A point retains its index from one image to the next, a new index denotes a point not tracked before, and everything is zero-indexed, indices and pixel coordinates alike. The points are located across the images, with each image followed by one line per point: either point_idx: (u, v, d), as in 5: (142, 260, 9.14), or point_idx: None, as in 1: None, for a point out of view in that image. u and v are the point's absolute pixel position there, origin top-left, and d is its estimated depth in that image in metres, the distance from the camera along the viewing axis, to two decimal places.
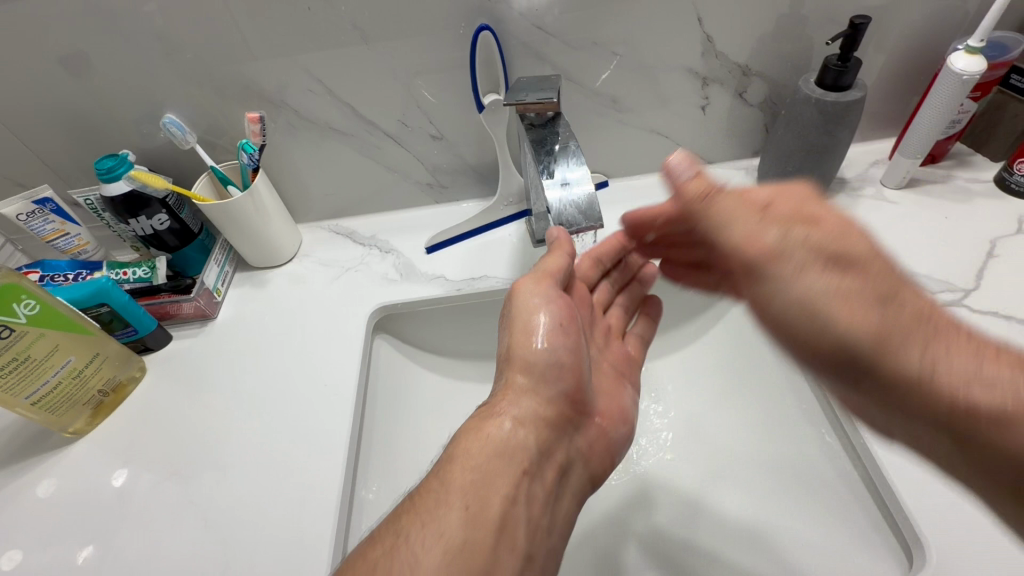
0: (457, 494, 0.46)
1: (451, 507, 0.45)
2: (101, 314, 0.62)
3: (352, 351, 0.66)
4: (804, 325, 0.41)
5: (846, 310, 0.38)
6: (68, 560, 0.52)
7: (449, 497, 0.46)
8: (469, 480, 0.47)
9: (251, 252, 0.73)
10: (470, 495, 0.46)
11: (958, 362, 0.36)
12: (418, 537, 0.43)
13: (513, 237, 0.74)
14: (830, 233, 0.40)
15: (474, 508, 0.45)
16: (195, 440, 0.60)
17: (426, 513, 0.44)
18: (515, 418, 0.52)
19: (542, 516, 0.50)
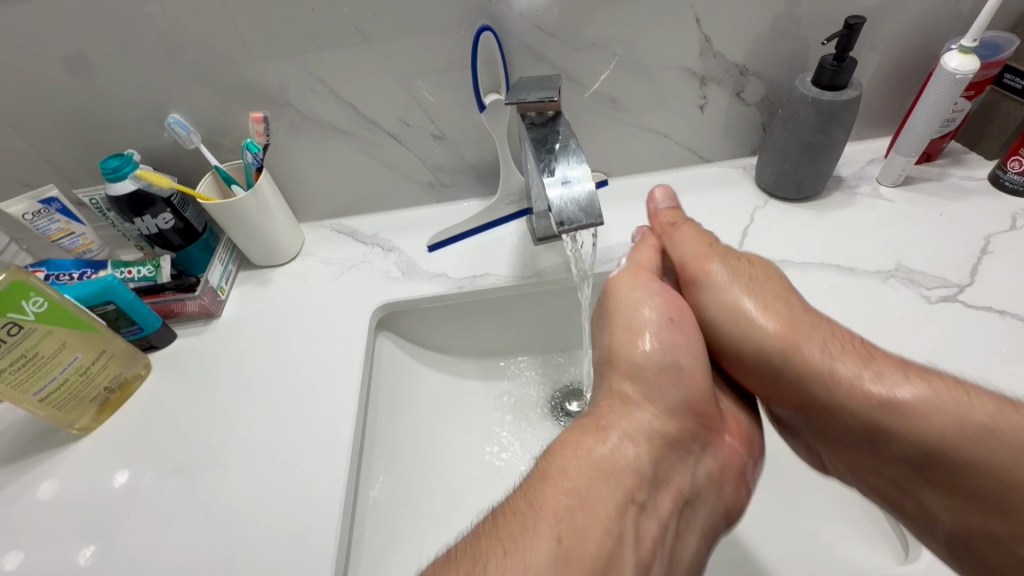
0: (547, 521, 0.44)
1: (541, 536, 0.43)
2: (107, 312, 0.62)
3: (355, 348, 0.67)
4: (729, 332, 0.53)
5: (830, 346, 0.49)
6: (75, 555, 0.53)
7: (542, 524, 0.44)
8: (563, 505, 0.45)
9: (254, 251, 0.74)
10: (562, 523, 0.44)
11: (931, 419, 0.45)
12: (498, 569, 0.41)
13: (514, 235, 0.75)
14: (773, 307, 0.52)
15: (570, 541, 0.43)
16: (200, 437, 0.61)
17: (511, 539, 0.43)
18: (623, 434, 0.49)
19: (653, 552, 0.46)
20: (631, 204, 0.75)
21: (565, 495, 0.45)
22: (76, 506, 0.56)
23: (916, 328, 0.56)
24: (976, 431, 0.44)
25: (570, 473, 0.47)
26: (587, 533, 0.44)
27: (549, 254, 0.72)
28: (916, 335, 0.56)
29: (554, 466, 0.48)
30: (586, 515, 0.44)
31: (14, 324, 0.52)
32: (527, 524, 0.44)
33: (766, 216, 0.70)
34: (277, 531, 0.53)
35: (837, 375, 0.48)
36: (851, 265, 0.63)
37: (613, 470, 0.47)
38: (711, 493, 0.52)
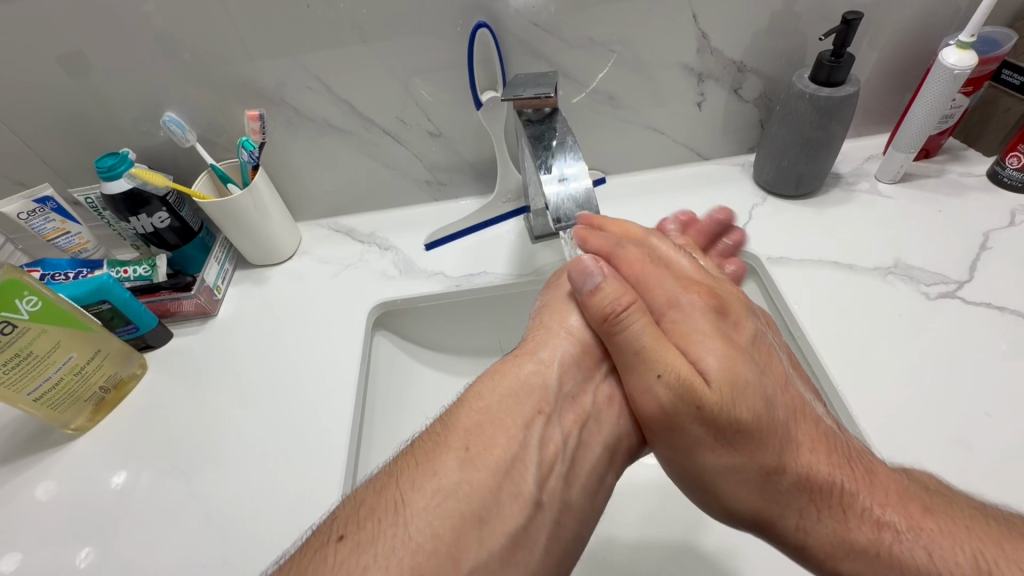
0: (458, 435, 0.45)
1: (450, 447, 0.44)
2: (102, 311, 0.62)
3: (352, 347, 0.66)
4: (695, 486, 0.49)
5: (736, 486, 0.45)
6: (70, 556, 0.53)
7: (456, 434, 0.45)
8: (474, 422, 0.46)
9: (251, 250, 0.74)
10: (471, 435, 0.45)
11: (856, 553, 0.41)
12: (411, 479, 0.42)
13: (512, 233, 0.74)
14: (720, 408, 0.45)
15: (478, 451, 0.44)
16: (196, 437, 0.60)
17: (423, 455, 0.44)
18: (542, 358, 0.52)
19: (560, 459, 0.47)
20: (629, 202, 0.75)
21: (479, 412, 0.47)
22: (71, 507, 0.56)
23: (914, 325, 0.56)
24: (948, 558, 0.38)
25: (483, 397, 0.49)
26: (494, 441, 0.45)
27: (547, 251, 0.71)
28: (915, 332, 0.56)
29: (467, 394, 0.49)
30: (492, 426, 0.46)
31: (6, 323, 0.51)
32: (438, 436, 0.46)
33: (763, 213, 0.70)
34: (273, 531, 0.53)
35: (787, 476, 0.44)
36: (850, 262, 0.63)
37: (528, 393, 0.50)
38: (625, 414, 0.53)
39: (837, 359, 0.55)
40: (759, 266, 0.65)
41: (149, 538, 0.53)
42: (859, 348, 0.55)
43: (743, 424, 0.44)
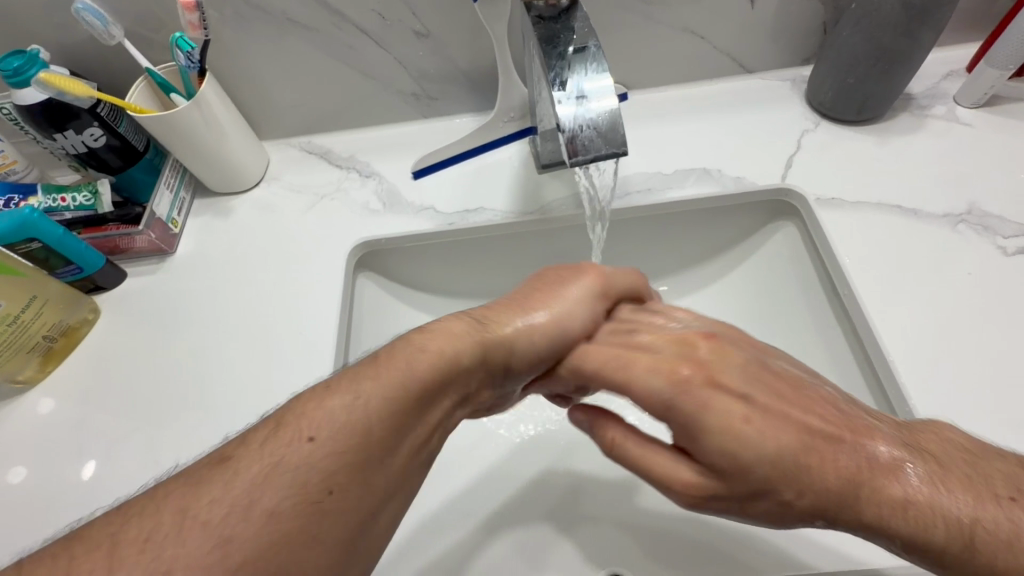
0: (323, 427, 0.32)
1: (312, 443, 0.31)
2: (32, 250, 0.53)
3: (332, 292, 0.58)
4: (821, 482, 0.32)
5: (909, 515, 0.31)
6: (24, 521, 0.48)
7: (292, 454, 0.31)
8: (374, 401, 0.34)
9: (209, 174, 0.63)
10: (348, 434, 0.32)
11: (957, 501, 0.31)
12: (224, 493, 0.29)
13: (514, 160, 0.63)
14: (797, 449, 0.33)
15: (342, 445, 0.32)
16: (159, 391, 0.54)
17: (291, 429, 0.32)
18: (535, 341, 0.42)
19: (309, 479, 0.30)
20: (656, 124, 0.63)
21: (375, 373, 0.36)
22: (39, 453, 0.51)
23: (982, 287, 0.48)
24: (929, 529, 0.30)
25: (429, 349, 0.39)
26: (306, 487, 0.30)
27: (555, 184, 0.61)
28: (984, 294, 0.48)
29: (338, 383, 0.34)
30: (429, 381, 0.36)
31: None
32: (262, 443, 0.31)
33: (815, 142, 0.58)
34: None
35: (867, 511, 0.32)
36: (914, 207, 0.53)
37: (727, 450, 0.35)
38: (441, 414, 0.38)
39: (893, 329, 0.47)
40: (804, 209, 0.56)
41: (119, 495, 0.48)
42: (917, 315, 0.47)
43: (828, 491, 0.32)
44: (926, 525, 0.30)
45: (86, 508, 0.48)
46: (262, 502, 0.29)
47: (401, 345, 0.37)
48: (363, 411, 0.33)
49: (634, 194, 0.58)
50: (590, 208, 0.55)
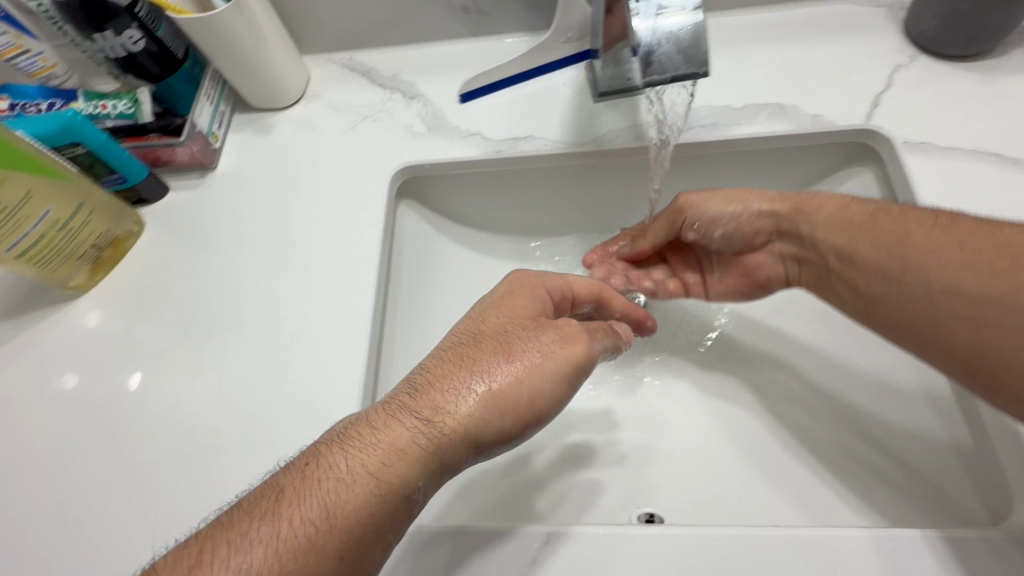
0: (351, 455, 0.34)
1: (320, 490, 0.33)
2: (77, 156, 0.52)
3: (374, 217, 0.56)
4: (834, 226, 0.47)
5: (867, 215, 0.45)
6: (86, 417, 0.50)
7: (302, 498, 0.33)
8: (374, 439, 0.35)
9: (248, 87, 0.60)
10: (355, 467, 0.34)
11: (932, 238, 0.41)
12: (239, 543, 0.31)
13: (569, 86, 0.58)
14: (838, 216, 0.47)
15: (369, 472, 0.34)
16: (205, 305, 0.54)
17: (276, 515, 0.32)
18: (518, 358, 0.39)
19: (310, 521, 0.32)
20: (729, 52, 0.57)
21: (336, 485, 0.33)
22: (95, 357, 0.53)
23: None
24: (898, 256, 0.43)
25: (365, 454, 0.34)
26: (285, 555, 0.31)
27: (612, 114, 0.56)
28: None
29: (326, 444, 0.35)
30: (400, 449, 0.35)
31: None
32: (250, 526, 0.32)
33: (909, 79, 0.52)
34: (289, 414, 0.48)
35: (882, 227, 0.44)
36: (1015, 156, 0.47)
37: (732, 212, 0.52)
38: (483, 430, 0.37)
39: None
40: (887, 153, 0.51)
41: (171, 401, 0.50)
42: None
43: (853, 249, 0.45)
44: (884, 255, 0.44)
45: (140, 412, 0.50)
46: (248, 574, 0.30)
47: (358, 421, 0.36)
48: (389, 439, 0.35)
49: (700, 127, 0.53)
50: (657, 136, 0.54)
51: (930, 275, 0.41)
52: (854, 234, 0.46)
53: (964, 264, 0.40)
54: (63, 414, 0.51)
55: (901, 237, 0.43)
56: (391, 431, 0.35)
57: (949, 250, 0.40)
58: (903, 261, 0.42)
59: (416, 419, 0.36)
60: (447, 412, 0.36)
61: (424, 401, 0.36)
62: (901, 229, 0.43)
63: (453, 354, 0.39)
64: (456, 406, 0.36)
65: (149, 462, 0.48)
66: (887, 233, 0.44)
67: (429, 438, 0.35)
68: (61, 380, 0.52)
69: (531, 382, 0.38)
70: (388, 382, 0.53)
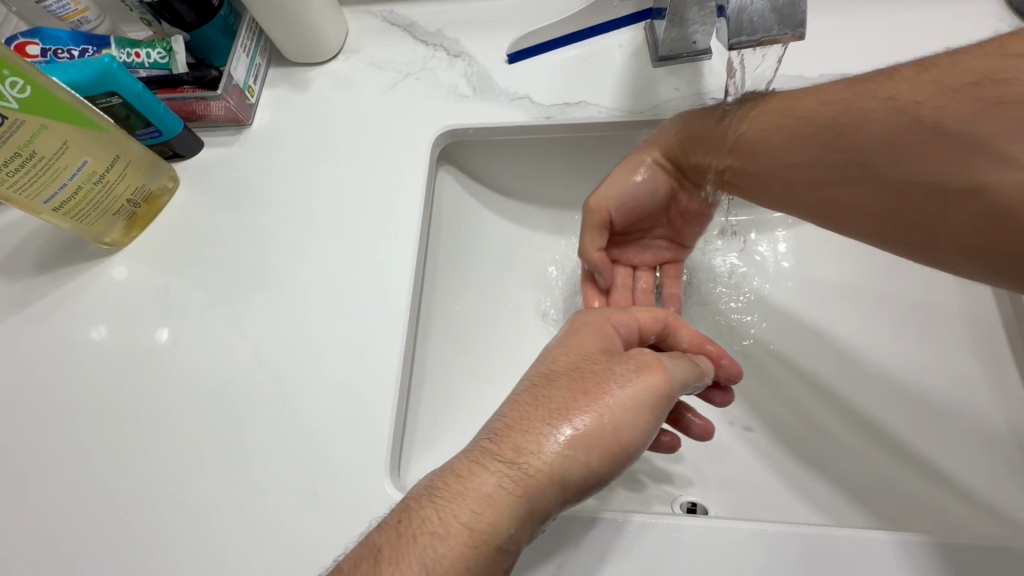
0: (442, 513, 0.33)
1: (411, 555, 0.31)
2: (113, 106, 0.50)
3: (414, 183, 0.54)
4: (777, 144, 0.45)
5: (788, 131, 0.44)
6: (124, 374, 0.50)
7: (395, 569, 0.31)
8: (463, 495, 0.33)
9: (286, 39, 0.57)
10: (445, 519, 0.33)
11: (870, 109, 0.40)
12: None
13: (626, 48, 0.54)
14: (769, 123, 0.45)
15: (464, 525, 0.32)
16: (241, 267, 0.53)
17: None
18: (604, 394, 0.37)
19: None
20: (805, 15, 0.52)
21: (432, 541, 0.32)
22: (132, 314, 0.52)
23: None
24: (838, 138, 0.42)
25: (455, 506, 0.33)
26: None
27: (671, 80, 0.52)
28: None
29: (411, 507, 0.33)
30: (492, 498, 0.33)
31: None
32: None
33: None
34: (327, 382, 0.47)
35: (818, 121, 0.43)
36: None
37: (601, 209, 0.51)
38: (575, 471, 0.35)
39: None
40: None
41: (208, 363, 0.49)
42: None
43: (796, 155, 0.44)
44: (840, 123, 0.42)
45: (176, 371, 0.49)
46: None
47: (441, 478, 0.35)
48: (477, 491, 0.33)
49: None
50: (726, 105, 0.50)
51: (876, 129, 0.40)
52: (794, 129, 0.44)
53: (806, 131, 0.43)
54: (102, 371, 0.50)
55: (812, 124, 0.43)
56: (479, 482, 0.34)
57: (775, 112, 0.45)
58: (859, 128, 0.41)
59: (500, 469, 0.34)
60: (528, 453, 0.34)
61: (506, 449, 0.35)
62: (838, 119, 0.42)
63: (532, 398, 0.37)
64: (537, 448, 0.35)
65: (187, 422, 0.47)
66: (837, 109, 0.42)
67: (520, 483, 0.34)
68: (89, 331, 0.52)
69: (619, 417, 0.37)
70: (425, 354, 0.52)
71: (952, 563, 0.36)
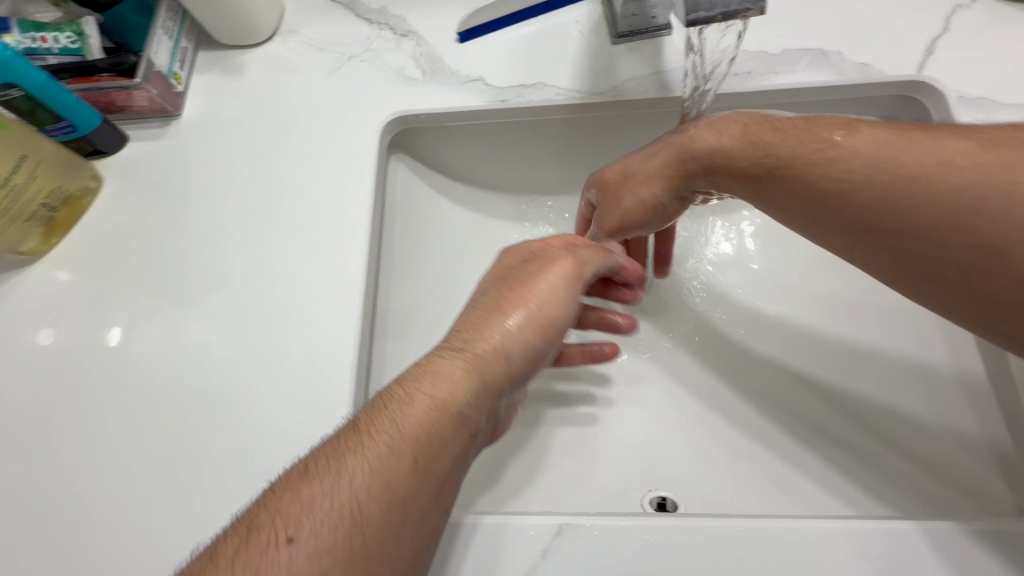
0: (404, 400, 0.33)
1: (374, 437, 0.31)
2: (15, 100, 0.45)
3: (363, 174, 0.50)
4: (749, 169, 0.41)
5: (743, 147, 0.41)
6: (47, 397, 0.45)
7: (358, 459, 0.30)
8: (422, 381, 0.34)
9: (215, 20, 0.52)
10: (406, 404, 0.33)
11: (840, 160, 0.37)
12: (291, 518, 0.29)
13: (584, 25, 0.51)
14: (724, 149, 0.42)
15: (431, 419, 0.33)
16: (176, 272, 0.49)
17: (326, 472, 0.30)
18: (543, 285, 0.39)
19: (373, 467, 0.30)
20: None
21: (399, 406, 0.33)
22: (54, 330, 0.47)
23: None
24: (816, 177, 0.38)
25: (420, 381, 0.34)
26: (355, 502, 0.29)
27: (632, 58, 0.50)
28: None
29: (377, 400, 0.34)
30: (452, 377, 0.34)
31: None
32: (306, 481, 0.30)
33: (966, 25, 0.46)
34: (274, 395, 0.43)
35: (790, 157, 0.39)
36: None
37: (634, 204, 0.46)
38: (522, 352, 0.37)
39: None
40: (938, 109, 0.45)
41: (142, 380, 0.45)
42: None
43: (767, 180, 0.40)
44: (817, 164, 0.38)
45: (107, 389, 0.45)
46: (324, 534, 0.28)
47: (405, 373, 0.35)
48: (434, 370, 0.35)
49: (732, 76, 0.47)
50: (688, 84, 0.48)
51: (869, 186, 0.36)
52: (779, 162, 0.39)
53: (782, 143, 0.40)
54: (22, 393, 0.45)
55: (799, 160, 0.39)
56: (436, 365, 0.35)
57: (736, 136, 0.41)
58: (844, 171, 0.37)
59: (451, 350, 0.36)
60: (477, 338, 0.36)
61: (459, 336, 0.37)
62: (800, 155, 0.39)
63: (478, 300, 0.39)
64: (485, 333, 0.36)
65: (119, 446, 0.43)
66: (807, 142, 0.39)
67: (475, 371, 0.35)
68: (13, 344, 0.47)
69: (553, 296, 0.39)
70: (382, 358, 0.49)
71: (923, 550, 0.35)
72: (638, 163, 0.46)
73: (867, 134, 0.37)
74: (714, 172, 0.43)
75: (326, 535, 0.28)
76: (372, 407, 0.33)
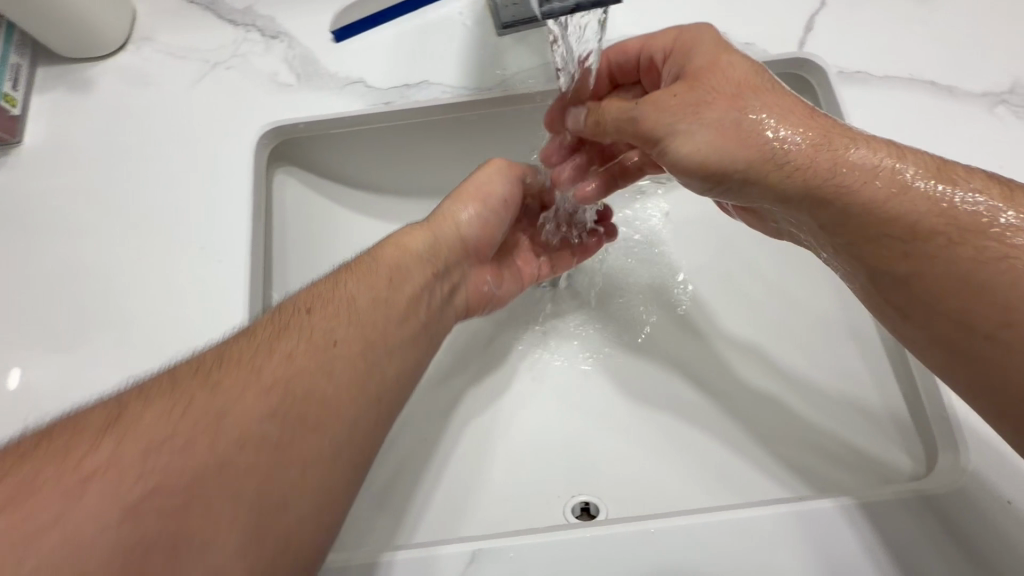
0: (374, 270, 0.39)
1: (354, 295, 0.37)
2: None
3: (239, 192, 0.46)
4: (791, 156, 0.35)
5: (803, 136, 0.35)
6: None
7: (328, 312, 0.36)
8: (390, 255, 0.41)
9: (48, 32, 0.46)
10: (376, 278, 0.39)
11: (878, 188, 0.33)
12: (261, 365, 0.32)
13: (468, 16, 0.48)
14: (786, 137, 0.35)
15: (399, 282, 0.40)
16: (25, 319, 0.43)
17: (297, 327, 0.34)
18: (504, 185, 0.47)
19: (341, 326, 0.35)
20: None
21: (370, 271, 0.39)
22: None
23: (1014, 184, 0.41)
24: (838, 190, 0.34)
25: (391, 253, 0.41)
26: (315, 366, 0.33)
27: (519, 49, 0.47)
28: None
29: (353, 269, 0.39)
30: (418, 255, 0.42)
31: None
32: (271, 350, 0.33)
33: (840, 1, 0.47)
34: None
35: (824, 160, 0.34)
36: (951, 84, 0.44)
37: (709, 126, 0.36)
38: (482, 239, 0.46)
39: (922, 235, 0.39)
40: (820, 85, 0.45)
41: None
42: None
43: (798, 172, 0.35)
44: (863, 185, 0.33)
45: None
46: (286, 379, 0.32)
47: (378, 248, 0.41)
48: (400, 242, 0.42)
49: None
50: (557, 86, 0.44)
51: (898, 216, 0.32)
52: (837, 165, 0.34)
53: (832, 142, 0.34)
54: None
55: (845, 166, 0.34)
56: (406, 238, 0.42)
57: (808, 127, 0.35)
58: (884, 201, 0.33)
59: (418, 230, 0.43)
60: (446, 216, 0.45)
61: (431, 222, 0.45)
62: (842, 162, 0.34)
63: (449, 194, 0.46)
64: (457, 212, 0.45)
65: None
66: (866, 168, 0.33)
67: (439, 238, 0.44)
68: None
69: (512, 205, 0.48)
70: None
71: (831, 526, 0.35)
72: (767, 133, 0.35)
73: (884, 149, 0.33)
74: (766, 150, 0.35)
75: (233, 412, 0.29)
76: (347, 271, 0.39)
